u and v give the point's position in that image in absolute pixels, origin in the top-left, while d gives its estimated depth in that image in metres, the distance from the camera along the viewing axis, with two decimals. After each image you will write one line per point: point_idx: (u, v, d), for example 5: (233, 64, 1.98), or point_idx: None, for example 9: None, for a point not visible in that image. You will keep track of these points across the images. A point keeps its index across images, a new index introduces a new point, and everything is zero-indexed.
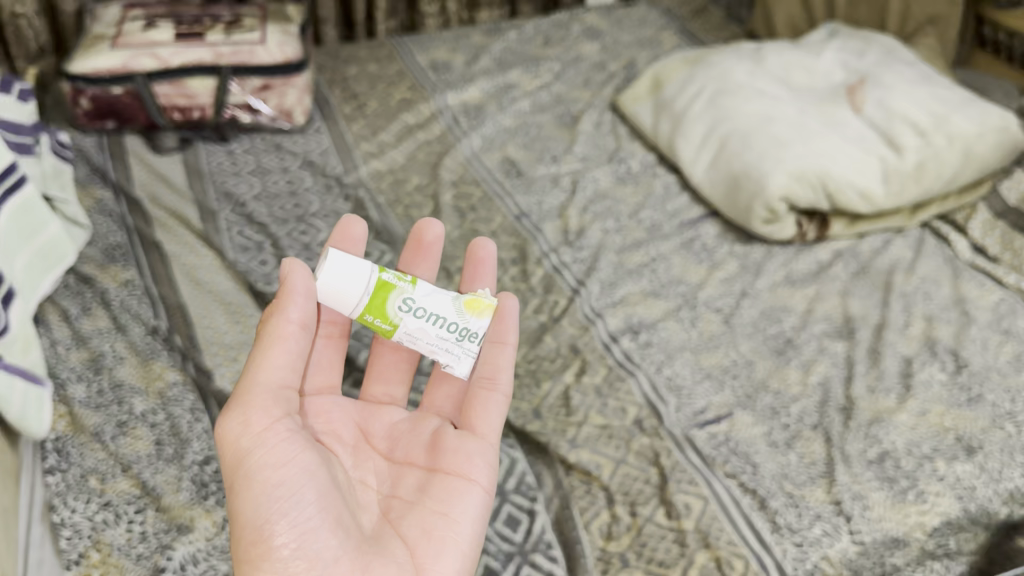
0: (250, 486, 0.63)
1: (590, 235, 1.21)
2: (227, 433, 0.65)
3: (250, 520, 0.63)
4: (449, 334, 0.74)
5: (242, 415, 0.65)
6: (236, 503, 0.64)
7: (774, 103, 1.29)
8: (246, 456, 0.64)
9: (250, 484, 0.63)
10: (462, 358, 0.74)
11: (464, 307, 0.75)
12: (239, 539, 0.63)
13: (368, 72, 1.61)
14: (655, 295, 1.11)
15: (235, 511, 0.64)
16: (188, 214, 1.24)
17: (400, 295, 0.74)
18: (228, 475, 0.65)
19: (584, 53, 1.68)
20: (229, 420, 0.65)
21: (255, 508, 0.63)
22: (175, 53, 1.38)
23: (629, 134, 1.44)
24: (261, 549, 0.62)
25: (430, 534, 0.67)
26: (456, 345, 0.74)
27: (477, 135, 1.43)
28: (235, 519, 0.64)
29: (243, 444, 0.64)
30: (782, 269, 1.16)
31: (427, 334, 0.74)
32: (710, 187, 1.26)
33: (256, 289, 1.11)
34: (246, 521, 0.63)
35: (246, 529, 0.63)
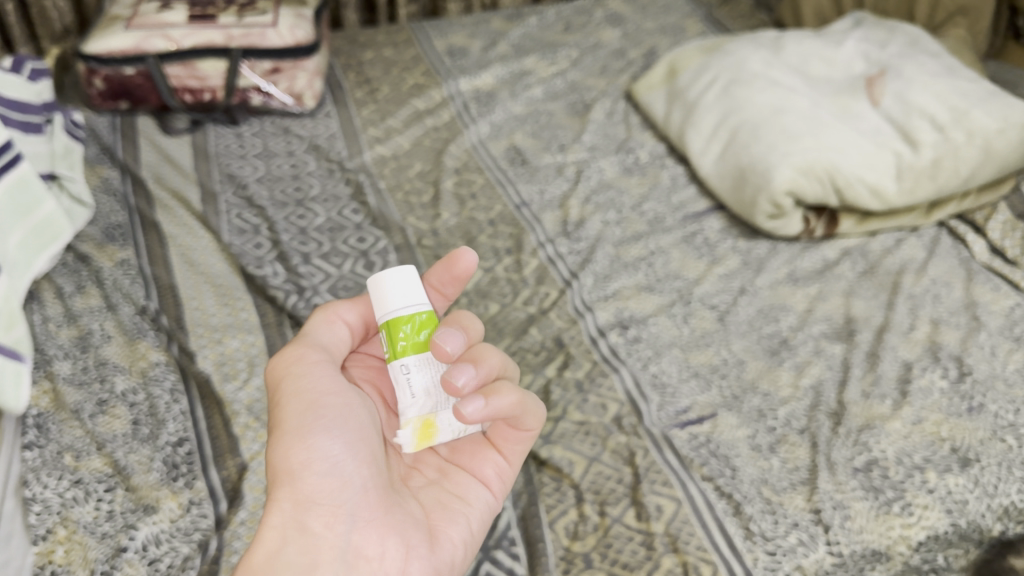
0: (298, 404, 0.64)
1: (589, 226, 1.18)
2: (281, 361, 0.67)
3: (292, 433, 0.63)
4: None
5: (299, 348, 0.68)
6: (282, 418, 0.64)
7: (788, 93, 1.24)
8: (293, 379, 0.66)
9: (298, 399, 0.64)
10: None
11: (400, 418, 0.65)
12: (277, 451, 0.64)
13: (384, 58, 1.61)
14: (649, 290, 1.08)
15: (279, 427, 0.64)
16: (189, 196, 1.24)
17: None
18: (277, 397, 0.66)
19: (604, 40, 1.65)
20: (287, 353, 0.68)
21: (297, 421, 0.64)
22: (186, 35, 1.38)
23: (642, 123, 1.41)
24: (304, 461, 0.63)
25: (446, 505, 0.68)
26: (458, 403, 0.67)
27: (485, 122, 1.41)
28: (275, 433, 0.65)
29: (294, 367, 0.66)
30: (786, 266, 1.12)
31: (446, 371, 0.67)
32: (717, 180, 1.22)
33: (247, 272, 1.11)
34: (287, 436, 0.64)
35: (285, 438, 0.64)
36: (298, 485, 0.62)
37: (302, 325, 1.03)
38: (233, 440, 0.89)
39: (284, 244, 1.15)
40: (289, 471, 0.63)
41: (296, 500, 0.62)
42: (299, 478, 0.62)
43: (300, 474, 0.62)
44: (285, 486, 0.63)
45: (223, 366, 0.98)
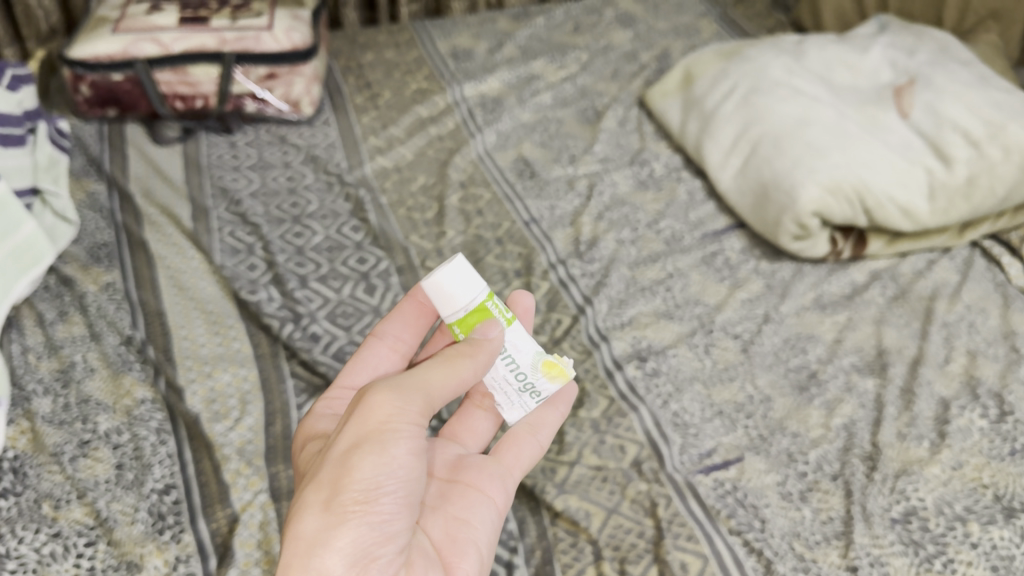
0: (381, 454, 0.55)
1: (602, 246, 1.12)
2: (381, 400, 0.56)
3: (358, 481, 0.54)
4: (514, 378, 0.66)
5: (402, 391, 0.57)
6: (356, 460, 0.54)
7: (812, 104, 1.17)
8: (387, 425, 0.56)
9: (381, 449, 0.55)
10: (515, 405, 0.67)
11: (539, 365, 0.65)
12: (335, 490, 0.54)
13: (385, 60, 1.54)
14: (668, 317, 1.02)
15: (349, 466, 0.54)
16: (180, 212, 1.18)
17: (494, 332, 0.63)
18: (358, 435, 0.55)
19: (615, 41, 1.58)
20: (390, 391, 0.57)
21: (373, 472, 0.54)
22: (177, 39, 1.31)
23: (656, 132, 1.34)
24: (360, 511, 0.53)
25: (455, 537, 0.61)
26: (515, 393, 0.66)
27: (492, 131, 1.34)
28: (343, 468, 0.54)
29: (390, 416, 0.56)
30: (812, 290, 1.05)
31: (495, 369, 0.66)
32: (737, 197, 1.16)
33: (240, 297, 1.04)
34: (354, 481, 0.54)
35: (354, 483, 0.54)
36: (340, 527, 0.53)
37: (298, 357, 0.97)
38: (223, 487, 0.84)
39: (279, 265, 1.09)
40: (337, 513, 0.53)
41: (331, 542, 0.53)
42: (345, 525, 0.53)
43: (348, 520, 0.53)
44: (323, 523, 0.53)
45: (214, 403, 0.92)
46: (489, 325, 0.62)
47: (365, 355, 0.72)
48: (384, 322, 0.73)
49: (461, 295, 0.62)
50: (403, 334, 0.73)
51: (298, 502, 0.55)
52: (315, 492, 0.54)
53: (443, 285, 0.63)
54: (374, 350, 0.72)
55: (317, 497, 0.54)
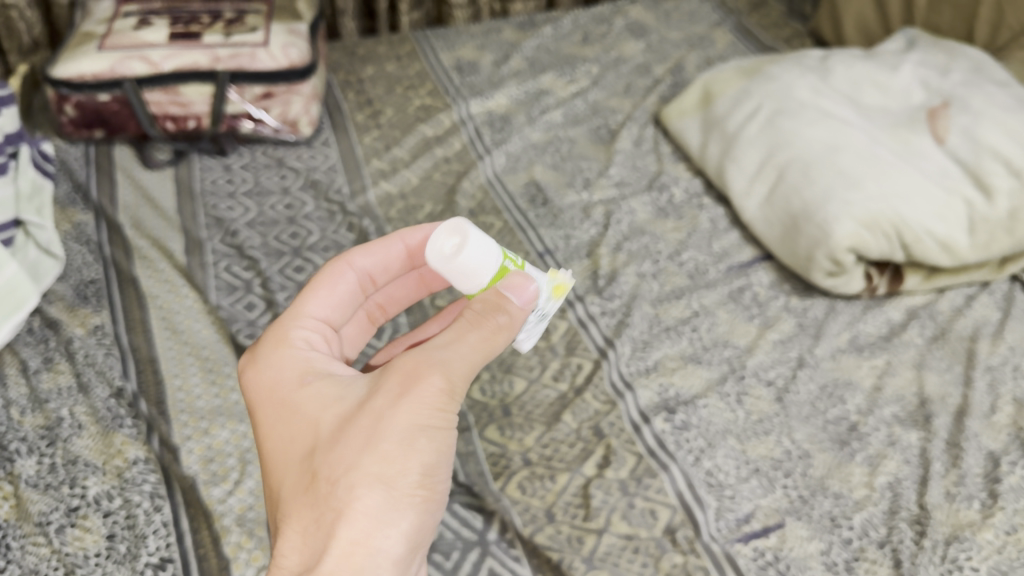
0: (440, 439, 0.55)
1: (623, 281, 1.06)
2: (440, 380, 0.56)
3: (422, 465, 0.54)
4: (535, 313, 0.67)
5: (461, 373, 0.56)
6: (420, 443, 0.54)
7: (841, 127, 1.11)
8: (445, 410, 0.56)
9: (441, 434, 0.55)
10: (531, 330, 0.68)
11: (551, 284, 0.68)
12: (399, 472, 0.53)
13: (386, 74, 1.47)
14: (695, 361, 0.96)
15: (415, 448, 0.54)
16: (172, 245, 1.11)
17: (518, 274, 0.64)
18: (420, 415, 0.55)
19: (626, 53, 1.51)
20: (448, 369, 0.56)
21: (434, 457, 0.55)
22: (168, 57, 1.24)
23: (674, 153, 1.28)
24: (422, 497, 0.54)
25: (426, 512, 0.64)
26: (536, 324, 0.68)
27: (501, 153, 1.27)
28: (405, 448, 0.54)
29: (450, 401, 0.56)
30: (847, 329, 1.00)
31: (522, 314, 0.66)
32: (764, 227, 1.09)
33: (238, 341, 0.98)
34: (418, 466, 0.54)
35: (416, 466, 0.54)
36: (403, 510, 0.54)
37: None
38: (223, 562, 0.77)
39: (279, 305, 1.02)
40: (402, 495, 0.54)
41: (395, 524, 0.53)
42: (407, 508, 0.54)
43: (412, 504, 0.54)
44: (388, 502, 0.53)
45: (212, 463, 0.86)
46: (523, 285, 0.61)
47: (334, 278, 0.68)
48: (361, 251, 0.70)
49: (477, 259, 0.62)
50: (372, 271, 0.71)
51: (356, 472, 0.53)
52: (379, 467, 0.53)
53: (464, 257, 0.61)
54: (343, 277, 0.69)
55: (382, 473, 0.53)
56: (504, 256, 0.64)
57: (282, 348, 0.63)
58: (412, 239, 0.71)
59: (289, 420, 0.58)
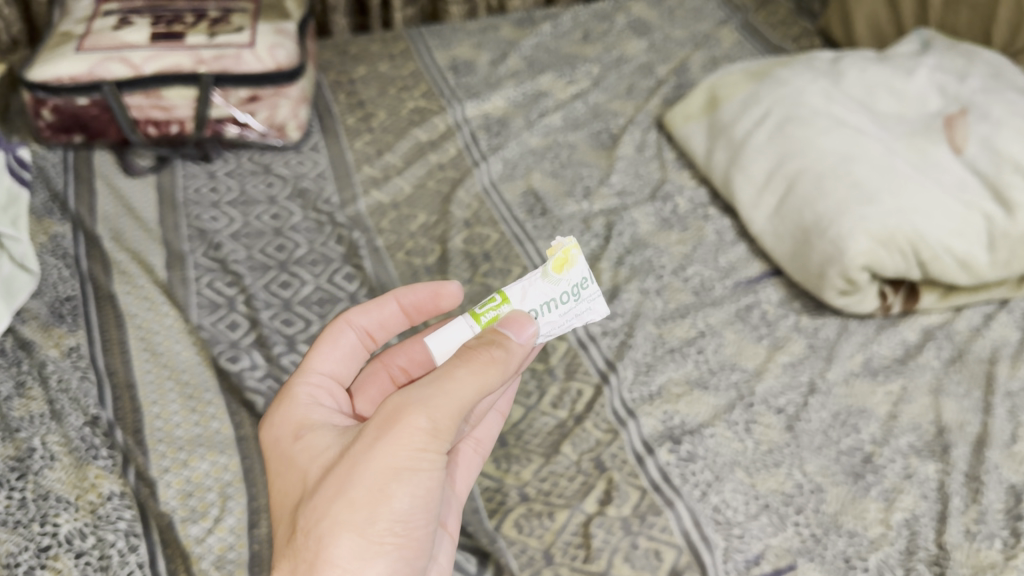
0: (415, 484, 0.51)
1: (624, 298, 1.01)
2: (417, 423, 0.51)
3: (394, 513, 0.51)
4: (567, 301, 0.62)
5: (443, 413, 0.52)
6: (394, 488, 0.51)
7: (855, 136, 1.06)
8: (425, 452, 0.52)
9: (418, 479, 0.52)
10: (590, 303, 0.63)
11: (550, 268, 0.62)
12: (371, 521, 0.50)
13: (379, 74, 1.42)
14: (701, 387, 0.91)
15: (387, 494, 0.51)
16: (153, 259, 1.06)
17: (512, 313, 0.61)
18: (395, 460, 0.51)
19: (628, 52, 1.46)
20: (428, 410, 0.52)
21: (410, 503, 0.51)
22: (149, 59, 1.19)
23: (678, 160, 1.22)
24: (394, 545, 0.51)
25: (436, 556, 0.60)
26: (579, 303, 0.62)
27: (498, 159, 1.22)
28: (379, 495, 0.51)
29: (427, 443, 0.52)
30: (860, 351, 0.95)
31: (554, 322, 0.62)
32: (774, 241, 1.05)
33: (220, 364, 0.93)
34: (390, 513, 0.51)
35: (389, 513, 0.51)
36: (374, 559, 0.51)
37: None
38: None
39: (263, 324, 0.97)
40: (372, 543, 0.51)
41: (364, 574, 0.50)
42: (378, 558, 0.51)
43: (383, 552, 0.51)
44: (357, 551, 0.50)
45: (191, 498, 0.82)
46: (522, 325, 0.58)
47: (333, 338, 0.66)
48: (360, 311, 0.68)
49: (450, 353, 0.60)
50: (372, 330, 0.69)
51: (326, 520, 0.50)
52: (348, 515, 0.50)
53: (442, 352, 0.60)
54: (344, 336, 0.67)
55: (350, 521, 0.50)
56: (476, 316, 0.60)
57: (287, 403, 0.61)
58: (408, 297, 0.69)
59: (284, 473, 0.57)
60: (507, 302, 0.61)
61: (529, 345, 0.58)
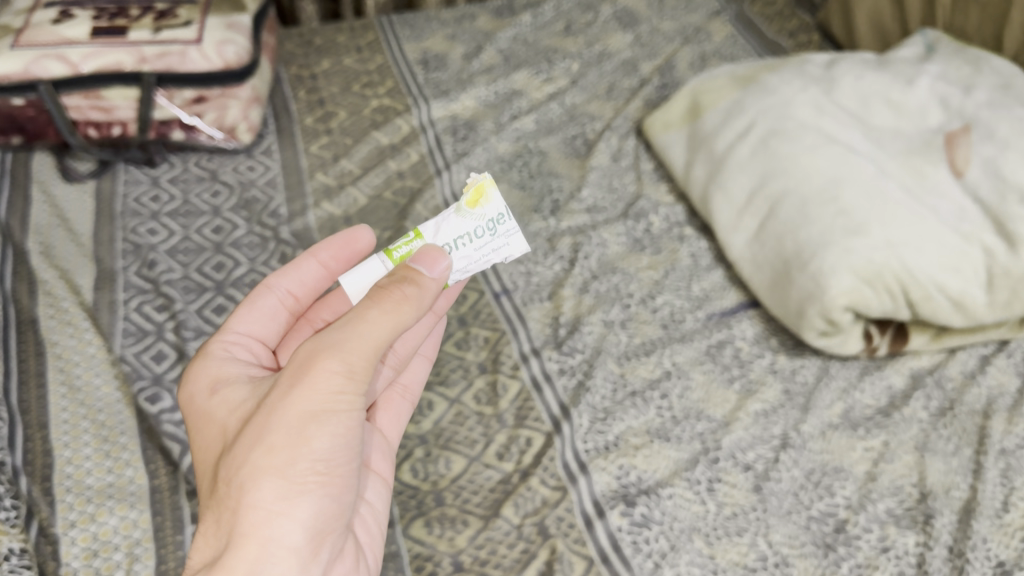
0: (334, 425, 0.52)
1: (586, 332, 0.93)
2: (331, 366, 0.51)
3: (315, 452, 0.52)
4: (482, 237, 0.60)
5: (355, 356, 0.52)
6: (312, 430, 0.51)
7: (845, 154, 0.96)
8: (341, 395, 0.52)
9: (337, 421, 0.52)
10: (510, 239, 0.61)
11: (466, 204, 0.60)
12: (293, 460, 0.51)
13: (343, 69, 1.33)
14: (663, 438, 0.83)
15: (306, 436, 0.51)
16: (82, 278, 0.99)
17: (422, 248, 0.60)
18: (311, 404, 0.51)
19: (612, 46, 1.36)
20: (342, 353, 0.52)
21: (329, 443, 0.52)
22: (88, 56, 1.10)
23: (656, 170, 1.14)
24: (317, 483, 0.52)
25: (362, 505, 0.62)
26: (496, 239, 0.61)
27: (462, 167, 1.14)
28: (299, 437, 0.51)
29: (341, 385, 0.52)
30: (840, 399, 0.87)
31: (470, 258, 0.61)
32: (752, 268, 0.96)
33: (140, 404, 0.86)
34: (310, 453, 0.51)
35: (311, 453, 0.51)
36: (298, 497, 0.51)
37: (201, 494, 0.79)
38: None
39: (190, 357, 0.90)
40: (294, 483, 0.51)
41: (290, 514, 0.51)
42: (303, 496, 0.52)
43: (306, 491, 0.52)
44: (280, 492, 0.51)
45: (95, 558, 0.75)
46: (436, 258, 0.57)
47: (254, 301, 0.64)
48: (280, 273, 0.65)
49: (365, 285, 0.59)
50: (296, 291, 0.66)
51: (247, 466, 0.51)
52: (268, 459, 0.51)
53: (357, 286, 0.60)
54: (265, 299, 0.65)
55: (269, 464, 0.51)
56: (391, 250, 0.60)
57: (200, 359, 0.60)
58: (325, 249, 0.67)
59: (201, 429, 0.57)
60: (422, 237, 0.60)
61: (443, 279, 0.57)
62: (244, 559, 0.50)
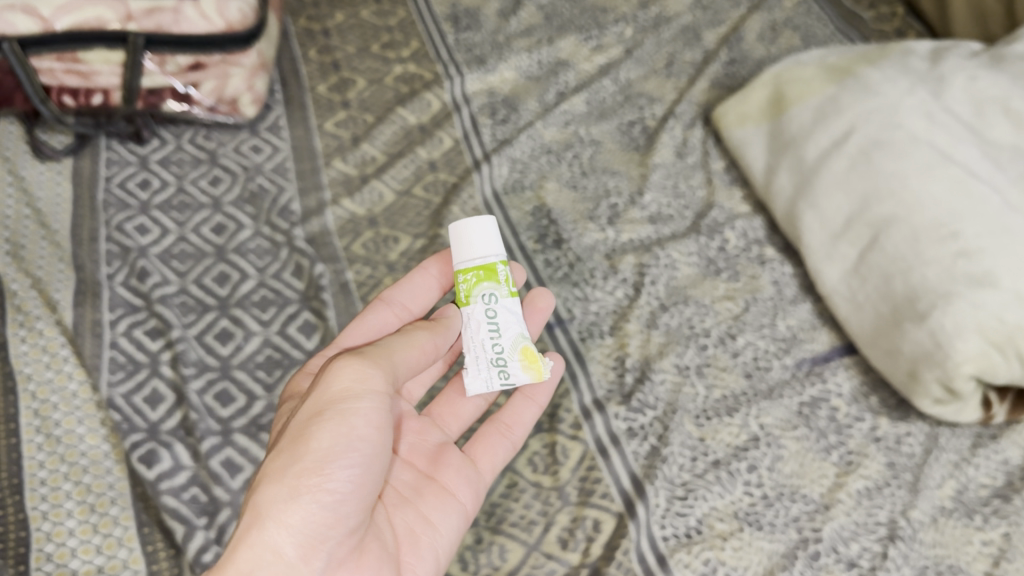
0: (338, 428, 0.52)
1: (658, 380, 0.79)
2: (343, 368, 0.53)
3: (316, 452, 0.51)
4: (488, 350, 0.61)
5: (365, 360, 0.54)
6: (315, 430, 0.51)
7: (963, 179, 0.81)
8: (346, 397, 0.52)
9: (341, 421, 0.52)
10: (480, 374, 0.61)
11: (521, 350, 0.62)
12: (293, 457, 0.51)
13: (360, 24, 1.15)
14: (754, 525, 0.71)
15: (308, 435, 0.51)
16: (60, 288, 0.83)
17: (490, 287, 0.63)
18: (320, 404, 0.52)
19: (671, 7, 1.18)
20: (355, 364, 0.53)
21: (331, 444, 0.51)
22: (61, 11, 0.90)
23: (727, 172, 0.99)
24: (315, 487, 0.50)
25: (417, 537, 0.59)
26: (485, 364, 0.61)
27: (504, 158, 0.98)
28: (302, 437, 0.51)
29: (351, 386, 0.53)
30: (952, 476, 0.75)
31: (475, 330, 0.62)
32: (852, 311, 0.82)
33: (133, 463, 0.72)
34: (311, 452, 0.51)
35: (311, 452, 0.51)
36: (296, 499, 0.50)
37: None
38: None
39: (191, 401, 0.76)
40: (289, 484, 0.50)
41: (283, 518, 0.50)
42: (298, 499, 0.50)
43: (301, 497, 0.50)
44: (278, 493, 0.50)
45: None
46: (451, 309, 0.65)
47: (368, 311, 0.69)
48: (396, 289, 0.70)
49: (481, 248, 0.65)
50: (409, 303, 0.70)
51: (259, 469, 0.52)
52: (275, 461, 0.51)
53: (469, 232, 0.65)
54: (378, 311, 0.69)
55: (276, 466, 0.51)
56: (509, 273, 0.65)
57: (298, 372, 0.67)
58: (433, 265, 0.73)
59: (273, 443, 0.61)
60: (506, 297, 0.63)
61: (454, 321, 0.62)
62: (235, 562, 0.49)
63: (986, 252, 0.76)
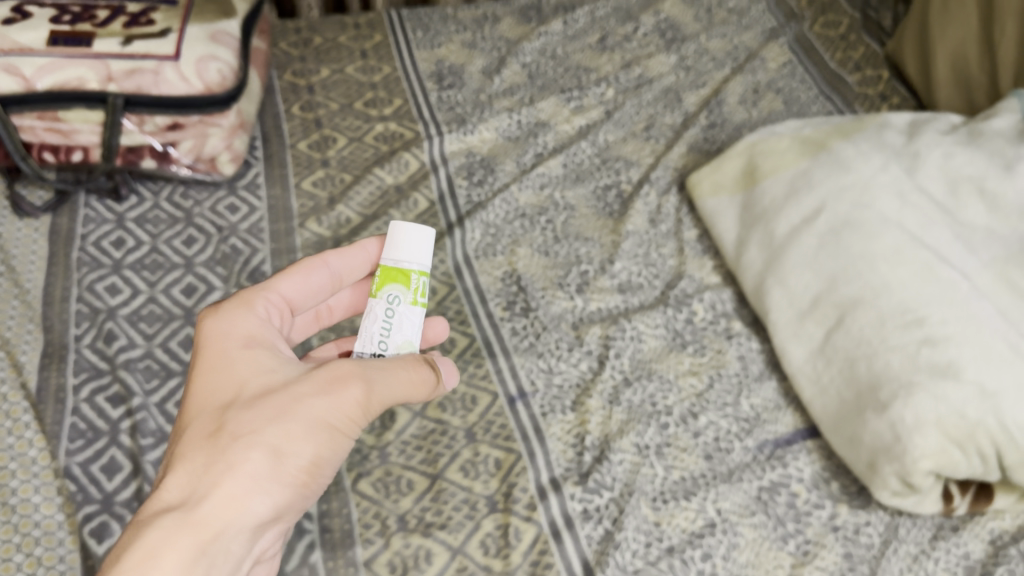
0: (333, 444, 0.51)
1: (617, 460, 0.79)
2: (364, 391, 0.51)
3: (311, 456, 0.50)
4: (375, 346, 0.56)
5: (381, 391, 0.52)
6: (319, 438, 0.50)
7: (930, 266, 0.81)
8: (351, 421, 0.51)
9: (338, 439, 0.51)
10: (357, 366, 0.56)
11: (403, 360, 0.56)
12: (292, 453, 0.49)
13: (344, 80, 1.16)
14: None
15: (314, 438, 0.50)
16: (26, 351, 0.84)
17: (397, 291, 0.57)
18: (333, 417, 0.51)
19: (654, 68, 1.18)
20: (374, 389, 0.52)
21: (323, 452, 0.50)
22: (44, 70, 0.92)
23: (700, 241, 0.99)
24: (296, 481, 0.50)
25: None
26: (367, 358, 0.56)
27: (477, 222, 0.98)
28: (308, 436, 0.50)
29: (360, 414, 0.52)
30: (912, 570, 0.73)
31: (368, 322, 0.56)
32: (815, 394, 0.81)
33: (84, 535, 0.72)
34: (308, 455, 0.50)
35: (307, 455, 0.50)
36: (280, 484, 0.49)
37: None
38: None
39: (147, 472, 0.76)
40: (282, 471, 0.49)
41: (265, 495, 0.48)
42: (283, 485, 0.49)
43: (285, 484, 0.49)
44: (268, 471, 0.48)
45: None
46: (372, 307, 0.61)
47: (303, 270, 0.59)
48: (339, 252, 0.60)
49: (409, 252, 0.58)
50: (342, 274, 0.61)
51: (254, 433, 0.48)
52: (276, 437, 0.49)
53: (402, 233, 0.59)
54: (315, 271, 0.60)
55: (277, 441, 0.49)
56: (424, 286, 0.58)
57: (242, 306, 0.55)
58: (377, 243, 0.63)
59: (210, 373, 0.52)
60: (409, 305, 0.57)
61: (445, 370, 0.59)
62: (215, 517, 0.46)
63: (952, 342, 0.75)
